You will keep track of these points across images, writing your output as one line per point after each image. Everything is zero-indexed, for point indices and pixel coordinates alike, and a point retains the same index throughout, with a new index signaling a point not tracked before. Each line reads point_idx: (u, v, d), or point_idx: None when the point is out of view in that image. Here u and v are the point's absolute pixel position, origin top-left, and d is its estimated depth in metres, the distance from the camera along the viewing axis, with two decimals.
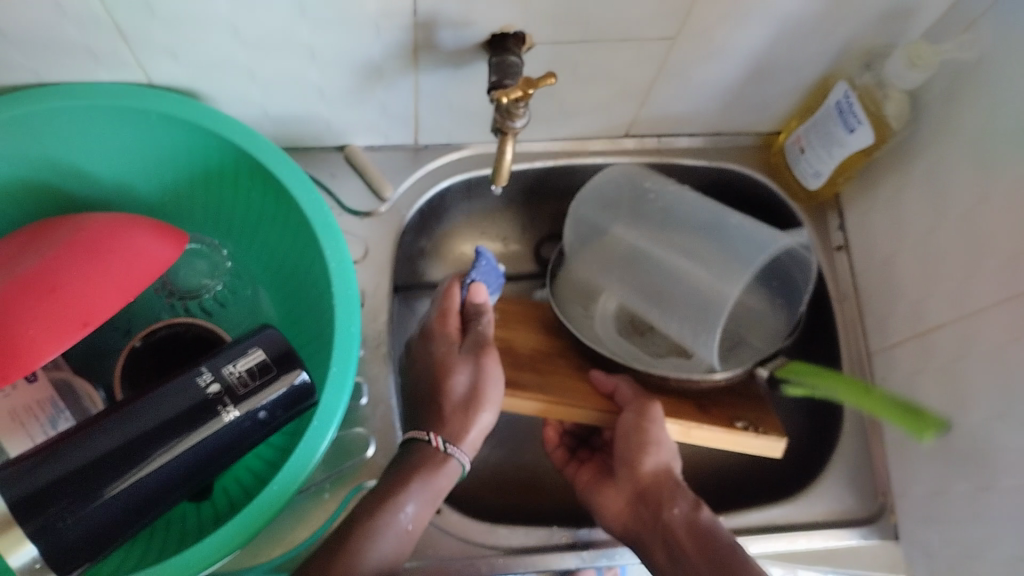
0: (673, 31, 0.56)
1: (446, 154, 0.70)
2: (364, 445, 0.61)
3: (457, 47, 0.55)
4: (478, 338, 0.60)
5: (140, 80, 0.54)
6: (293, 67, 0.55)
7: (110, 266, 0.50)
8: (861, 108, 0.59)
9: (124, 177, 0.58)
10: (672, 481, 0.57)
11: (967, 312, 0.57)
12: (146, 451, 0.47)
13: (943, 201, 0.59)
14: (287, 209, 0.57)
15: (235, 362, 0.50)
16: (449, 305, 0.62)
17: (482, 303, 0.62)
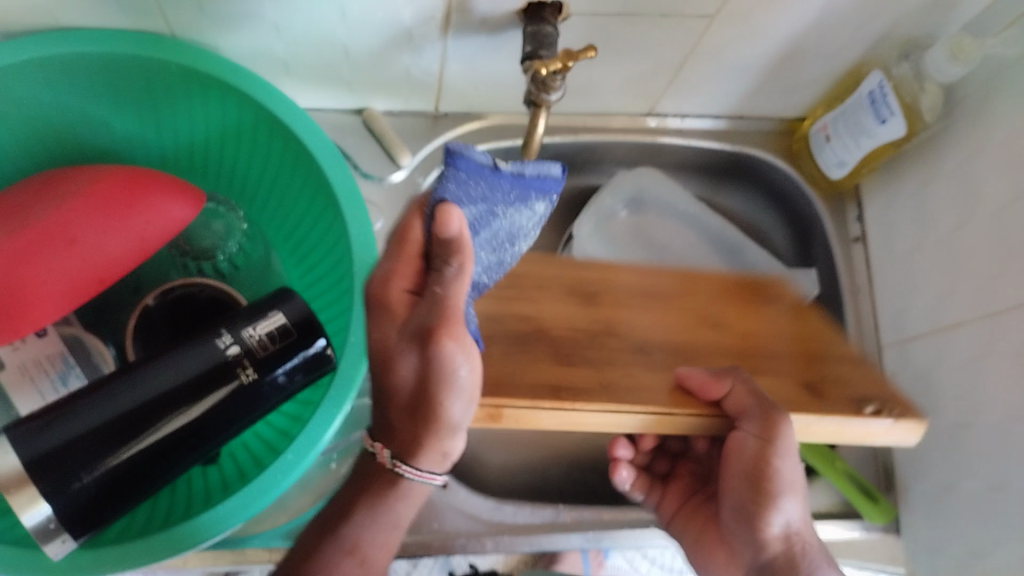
0: (713, 8, 0.55)
1: (465, 123, 0.68)
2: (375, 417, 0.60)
3: (491, 13, 0.53)
4: (429, 310, 0.41)
5: (163, 31, 0.52)
6: (320, 25, 0.53)
7: (128, 219, 0.49)
8: (895, 99, 0.58)
9: (138, 130, 0.56)
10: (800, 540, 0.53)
11: (990, 310, 0.56)
12: (162, 413, 0.45)
13: (973, 196, 0.58)
14: (306, 172, 0.55)
15: (255, 325, 0.48)
16: (407, 243, 0.42)
17: (452, 240, 0.39)
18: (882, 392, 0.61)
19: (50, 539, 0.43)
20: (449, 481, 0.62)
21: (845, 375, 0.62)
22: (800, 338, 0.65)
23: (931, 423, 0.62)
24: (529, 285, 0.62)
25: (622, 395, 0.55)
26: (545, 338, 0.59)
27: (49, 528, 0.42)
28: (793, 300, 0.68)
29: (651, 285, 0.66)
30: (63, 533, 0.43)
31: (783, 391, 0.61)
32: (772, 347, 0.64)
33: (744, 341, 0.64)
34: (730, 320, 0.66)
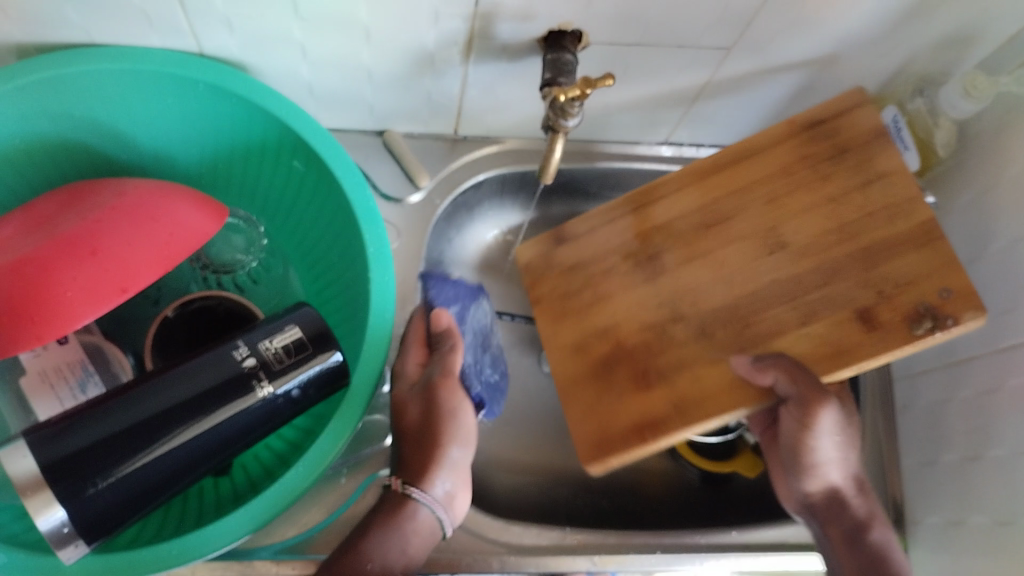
0: (730, 41, 0.56)
1: (483, 147, 0.69)
2: (382, 436, 0.62)
3: (513, 40, 0.54)
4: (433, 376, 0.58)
5: (193, 49, 0.54)
6: (346, 48, 0.54)
7: (152, 232, 0.50)
8: (910, 133, 0.60)
9: (164, 146, 0.58)
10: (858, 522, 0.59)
11: (999, 345, 0.57)
12: (178, 423, 0.46)
13: (984, 231, 0.59)
14: (326, 191, 0.56)
15: (271, 338, 0.49)
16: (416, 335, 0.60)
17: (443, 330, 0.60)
18: (934, 302, 0.53)
19: (64, 544, 0.43)
20: None
21: (898, 273, 0.54)
22: (868, 245, 0.56)
23: (939, 457, 0.62)
24: (597, 289, 0.67)
25: (694, 416, 0.57)
26: (625, 352, 0.63)
27: (64, 533, 0.43)
28: (882, 244, 0.56)
29: (766, 201, 0.62)
30: (77, 538, 0.43)
31: (832, 335, 0.55)
32: (845, 259, 0.57)
33: (817, 265, 0.57)
34: (823, 199, 0.59)
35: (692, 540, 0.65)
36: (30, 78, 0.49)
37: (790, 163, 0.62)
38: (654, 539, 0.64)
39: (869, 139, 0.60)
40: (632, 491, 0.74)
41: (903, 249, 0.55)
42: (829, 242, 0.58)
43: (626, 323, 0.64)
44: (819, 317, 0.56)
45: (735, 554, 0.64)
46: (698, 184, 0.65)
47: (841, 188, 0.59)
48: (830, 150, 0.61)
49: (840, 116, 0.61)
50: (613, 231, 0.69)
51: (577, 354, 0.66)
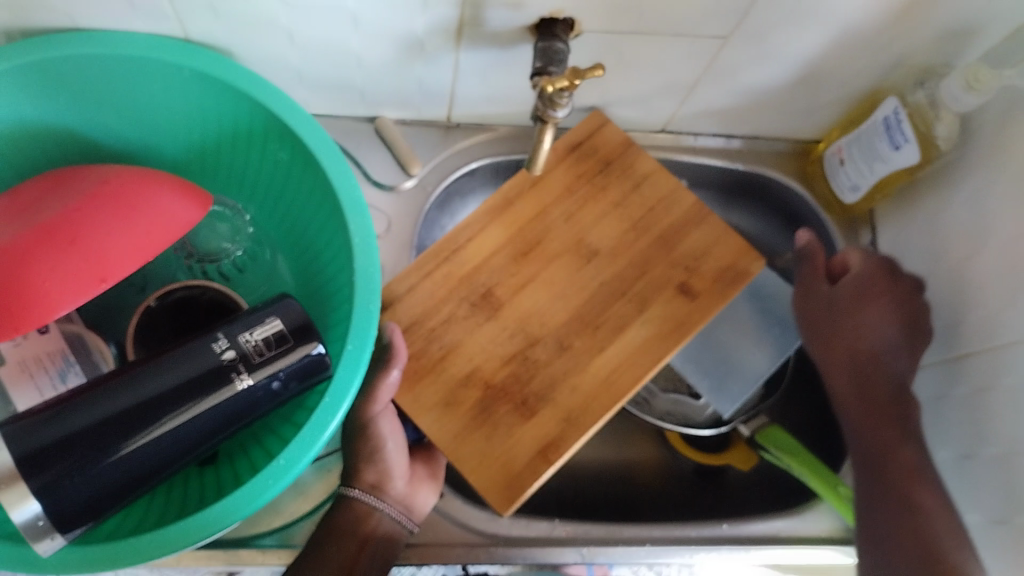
0: (727, 30, 0.54)
1: (476, 134, 0.68)
2: None
3: (504, 28, 0.53)
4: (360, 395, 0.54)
5: (177, 34, 0.53)
6: (333, 34, 0.53)
7: (133, 221, 0.49)
8: (910, 126, 0.58)
9: (149, 133, 0.57)
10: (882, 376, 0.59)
11: (997, 344, 0.55)
12: (156, 415, 0.46)
13: (985, 228, 0.58)
14: (311, 179, 0.55)
15: (252, 330, 0.48)
16: None
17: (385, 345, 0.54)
18: (731, 260, 0.62)
19: (39, 537, 0.43)
20: (445, 491, 0.62)
21: (691, 248, 0.62)
22: (662, 234, 0.62)
23: (935, 454, 0.61)
24: (443, 340, 0.58)
25: (588, 422, 0.56)
26: (499, 393, 0.57)
27: (39, 525, 0.43)
28: (673, 226, 0.63)
29: (565, 217, 0.62)
30: (53, 530, 0.43)
31: (669, 315, 0.60)
32: (651, 251, 0.62)
33: (631, 262, 0.61)
34: (607, 207, 0.63)
35: (682, 534, 0.64)
36: (12, 63, 0.48)
37: (571, 185, 0.63)
38: (644, 532, 0.64)
39: (630, 149, 0.65)
40: (622, 481, 0.73)
41: (693, 225, 0.63)
42: (632, 239, 0.62)
43: (474, 364, 0.57)
44: (650, 303, 0.60)
45: (726, 548, 0.64)
46: (480, 213, 0.62)
47: (625, 195, 0.63)
48: (598, 165, 0.64)
49: (595, 134, 0.65)
50: (432, 284, 0.59)
51: (447, 411, 0.56)
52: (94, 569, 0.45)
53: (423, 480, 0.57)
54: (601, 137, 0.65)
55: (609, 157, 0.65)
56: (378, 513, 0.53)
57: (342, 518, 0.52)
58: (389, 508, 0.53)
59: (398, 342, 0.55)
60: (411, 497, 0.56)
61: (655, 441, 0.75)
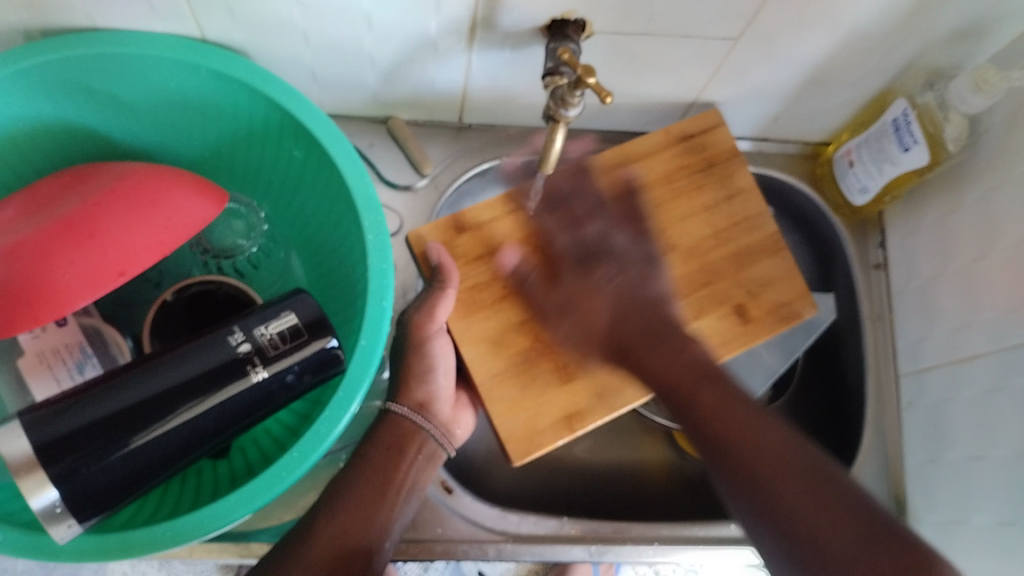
0: (737, 30, 0.55)
1: (488, 135, 0.69)
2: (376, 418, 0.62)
3: (515, 29, 0.54)
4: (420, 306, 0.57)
5: (194, 34, 0.54)
6: (347, 34, 0.54)
7: (150, 218, 0.50)
8: (919, 127, 0.58)
9: (168, 130, 0.58)
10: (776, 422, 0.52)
11: (1005, 346, 0.56)
12: (171, 406, 0.47)
13: (993, 230, 0.58)
14: (325, 178, 0.56)
15: (267, 324, 0.49)
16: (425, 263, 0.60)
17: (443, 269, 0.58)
18: (790, 300, 0.62)
19: (58, 522, 0.44)
20: (454, 486, 0.62)
21: (758, 276, 0.63)
22: (737, 250, 0.63)
23: (942, 456, 0.61)
24: (504, 283, 0.60)
25: (616, 403, 0.59)
26: (545, 350, 0.60)
27: (57, 511, 0.43)
28: (746, 249, 0.64)
29: (655, 205, 0.64)
30: (70, 516, 0.44)
31: (718, 327, 0.61)
32: (722, 262, 0.63)
33: (703, 268, 0.63)
34: (698, 209, 0.64)
35: (689, 533, 0.64)
36: (34, 61, 0.49)
37: (671, 175, 0.65)
38: (650, 530, 0.64)
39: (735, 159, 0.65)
40: (629, 480, 0.74)
41: (766, 253, 0.64)
42: (707, 247, 0.63)
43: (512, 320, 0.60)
44: (706, 313, 0.61)
45: (731, 548, 0.64)
46: (583, 178, 0.64)
47: (717, 199, 0.65)
48: (700, 165, 0.65)
49: (708, 130, 0.65)
50: (506, 225, 0.62)
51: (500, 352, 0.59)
52: (109, 557, 0.45)
53: (465, 406, 0.62)
54: (713, 137, 0.66)
55: (715, 158, 0.65)
56: (421, 430, 0.55)
57: (387, 434, 0.54)
58: (433, 429, 0.56)
59: (451, 267, 0.58)
60: (451, 424, 0.59)
61: (663, 440, 0.76)
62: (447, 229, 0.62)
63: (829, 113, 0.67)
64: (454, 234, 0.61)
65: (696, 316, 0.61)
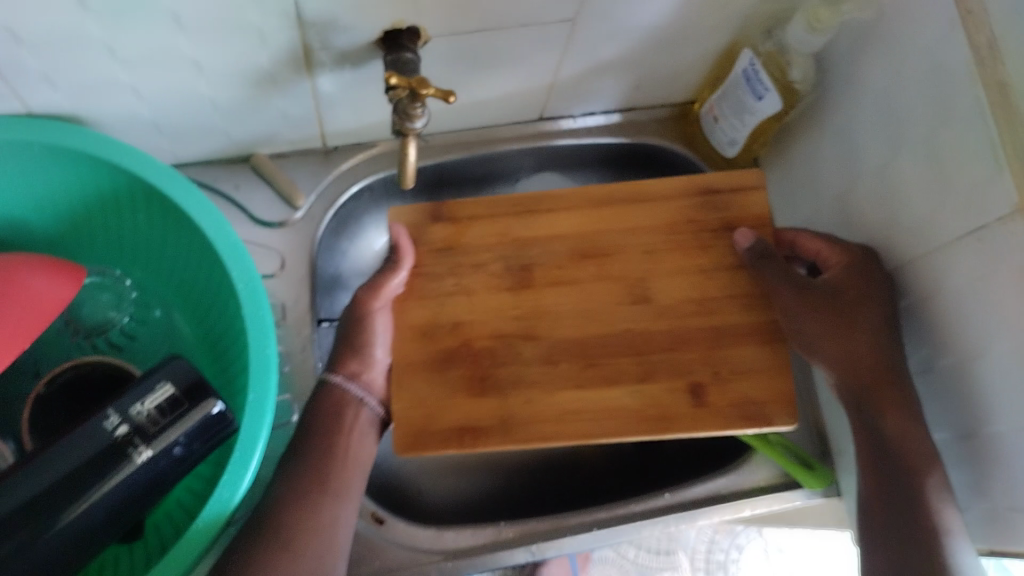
0: (573, 11, 0.54)
1: (357, 154, 0.67)
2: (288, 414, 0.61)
3: (350, 47, 0.52)
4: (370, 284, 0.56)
5: (19, 111, 0.51)
6: (179, 84, 0.52)
7: (4, 310, 0.48)
8: (767, 75, 0.59)
9: (15, 214, 0.55)
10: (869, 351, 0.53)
11: (887, 270, 0.57)
12: (55, 506, 0.44)
13: (858, 160, 0.59)
14: (186, 233, 0.55)
15: (143, 400, 0.47)
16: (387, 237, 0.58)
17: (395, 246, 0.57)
18: (764, 402, 0.53)
19: None
20: (385, 516, 0.62)
21: (735, 362, 0.54)
22: (720, 321, 0.55)
23: None
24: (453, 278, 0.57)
25: (518, 437, 0.52)
26: (469, 356, 0.55)
27: None
28: (728, 326, 0.55)
29: (645, 250, 0.57)
30: None
31: (665, 398, 0.53)
32: (696, 334, 0.54)
33: (671, 332, 0.54)
34: (690, 270, 0.56)
35: (627, 510, 0.64)
36: None
37: (673, 225, 0.58)
38: (589, 517, 0.64)
39: (761, 229, 0.57)
40: (564, 471, 0.75)
41: (745, 338, 0.54)
42: (686, 312, 0.55)
43: (440, 310, 0.56)
44: (655, 378, 0.53)
45: (672, 516, 0.64)
46: (580, 205, 0.59)
47: (722, 266, 0.56)
48: (715, 221, 0.58)
49: (741, 190, 0.58)
50: (484, 227, 0.58)
51: (423, 341, 0.55)
52: None
53: None
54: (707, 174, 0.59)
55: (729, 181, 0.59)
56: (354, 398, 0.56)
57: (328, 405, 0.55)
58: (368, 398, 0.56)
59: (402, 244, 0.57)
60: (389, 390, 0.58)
61: None
62: (421, 215, 0.59)
63: (688, 71, 0.67)
64: (429, 223, 0.59)
65: (643, 382, 0.53)
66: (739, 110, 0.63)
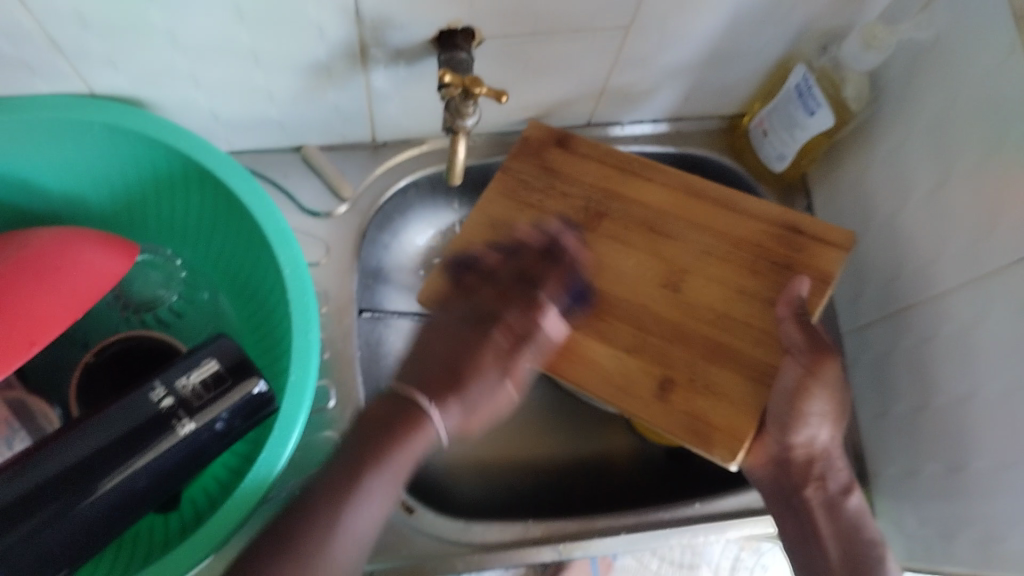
0: (627, 19, 0.55)
1: (406, 150, 0.68)
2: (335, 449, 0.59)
3: (406, 45, 0.53)
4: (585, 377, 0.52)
5: (83, 91, 0.53)
6: (236, 73, 0.53)
7: (59, 282, 0.50)
8: (820, 91, 0.59)
9: (71, 190, 0.57)
10: (824, 449, 0.54)
11: (931, 297, 0.56)
12: (99, 470, 0.46)
13: (907, 181, 0.59)
14: (238, 219, 0.56)
15: (188, 374, 0.49)
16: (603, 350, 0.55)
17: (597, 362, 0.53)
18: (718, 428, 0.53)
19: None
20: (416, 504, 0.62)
21: (717, 380, 0.55)
22: (729, 344, 0.56)
23: (890, 409, 0.62)
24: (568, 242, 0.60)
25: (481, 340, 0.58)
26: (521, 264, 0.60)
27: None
28: (728, 349, 0.56)
29: (702, 252, 0.59)
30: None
31: (636, 376, 0.55)
32: (703, 338, 0.56)
33: (682, 325, 0.57)
34: (730, 286, 0.58)
35: (658, 518, 0.64)
36: None
37: (740, 242, 0.60)
38: (618, 521, 0.64)
39: (818, 282, 0.57)
40: (596, 472, 0.74)
41: (741, 369, 0.55)
42: (707, 314, 0.57)
43: (516, 212, 0.61)
44: (643, 351, 0.56)
45: (700, 526, 0.64)
46: (675, 187, 0.62)
47: (758, 296, 0.58)
48: (777, 258, 0.59)
49: (821, 243, 0.59)
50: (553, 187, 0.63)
51: (491, 234, 0.61)
52: None
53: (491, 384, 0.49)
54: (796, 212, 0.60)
55: (823, 233, 0.59)
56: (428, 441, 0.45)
57: (390, 427, 0.45)
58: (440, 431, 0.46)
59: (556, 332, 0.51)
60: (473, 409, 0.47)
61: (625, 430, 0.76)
62: (550, 141, 0.65)
63: (740, 83, 0.67)
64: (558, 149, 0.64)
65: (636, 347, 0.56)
66: (790, 125, 0.63)
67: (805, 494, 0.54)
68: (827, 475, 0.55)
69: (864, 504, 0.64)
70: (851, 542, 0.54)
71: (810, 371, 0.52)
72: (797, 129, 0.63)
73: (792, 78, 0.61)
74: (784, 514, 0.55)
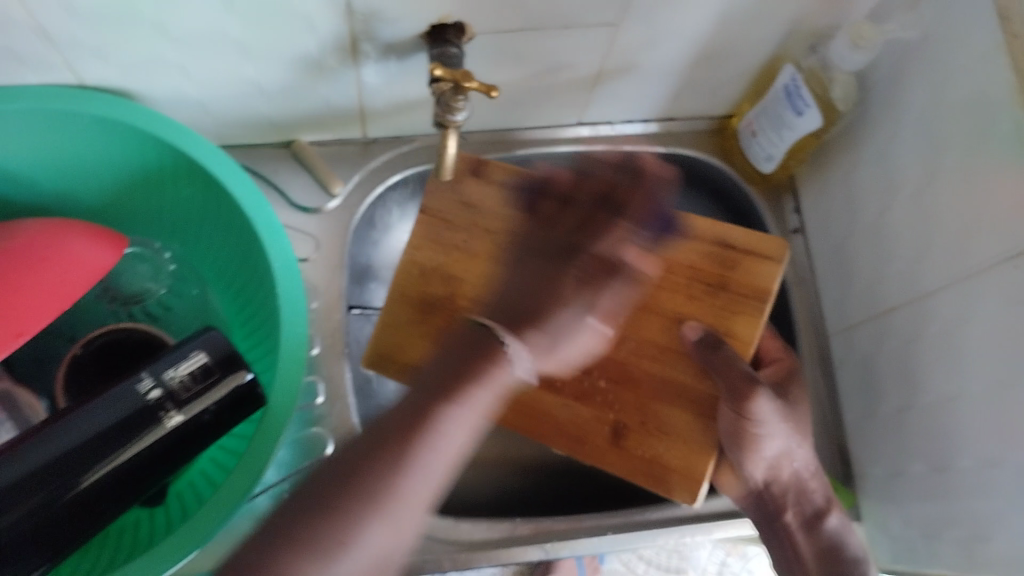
0: (617, 16, 0.55)
1: (397, 147, 0.69)
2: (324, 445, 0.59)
3: (397, 39, 0.53)
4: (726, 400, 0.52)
5: (73, 82, 0.53)
6: (228, 65, 0.53)
7: (48, 272, 0.50)
8: (808, 91, 0.59)
9: (61, 183, 0.57)
10: (794, 476, 0.56)
11: (917, 294, 0.57)
12: (84, 462, 0.45)
13: (893, 181, 0.59)
14: (226, 211, 0.56)
15: (176, 366, 0.48)
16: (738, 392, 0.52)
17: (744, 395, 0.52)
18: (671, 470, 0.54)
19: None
20: None
21: (666, 421, 0.55)
22: (668, 378, 0.55)
23: (876, 407, 0.62)
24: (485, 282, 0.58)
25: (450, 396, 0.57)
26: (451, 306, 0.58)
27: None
28: (666, 381, 0.55)
29: None
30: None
31: (588, 425, 0.56)
32: (647, 376, 0.56)
33: (624, 363, 0.56)
34: (666, 315, 0.56)
35: (644, 517, 0.64)
36: None
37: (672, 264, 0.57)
38: (604, 521, 0.64)
39: (757, 302, 0.56)
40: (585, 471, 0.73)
41: (682, 402, 0.55)
42: (645, 348, 0.56)
43: (445, 258, 0.59)
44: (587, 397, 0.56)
45: (687, 526, 0.64)
46: None
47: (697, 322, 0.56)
48: (712, 278, 0.56)
49: (752, 256, 0.56)
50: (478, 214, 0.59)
51: (419, 279, 0.58)
52: None
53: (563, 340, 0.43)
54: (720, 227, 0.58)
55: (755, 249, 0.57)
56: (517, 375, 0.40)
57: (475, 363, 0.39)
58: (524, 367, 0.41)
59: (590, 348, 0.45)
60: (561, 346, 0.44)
61: None
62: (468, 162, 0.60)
63: (729, 84, 0.68)
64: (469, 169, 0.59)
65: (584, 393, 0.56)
66: (778, 125, 0.64)
67: (784, 519, 0.56)
68: (801, 500, 0.56)
69: (850, 502, 0.64)
70: (830, 555, 0.55)
71: (740, 413, 0.52)
72: (784, 128, 0.63)
73: (780, 78, 0.62)
74: (764, 530, 0.57)
